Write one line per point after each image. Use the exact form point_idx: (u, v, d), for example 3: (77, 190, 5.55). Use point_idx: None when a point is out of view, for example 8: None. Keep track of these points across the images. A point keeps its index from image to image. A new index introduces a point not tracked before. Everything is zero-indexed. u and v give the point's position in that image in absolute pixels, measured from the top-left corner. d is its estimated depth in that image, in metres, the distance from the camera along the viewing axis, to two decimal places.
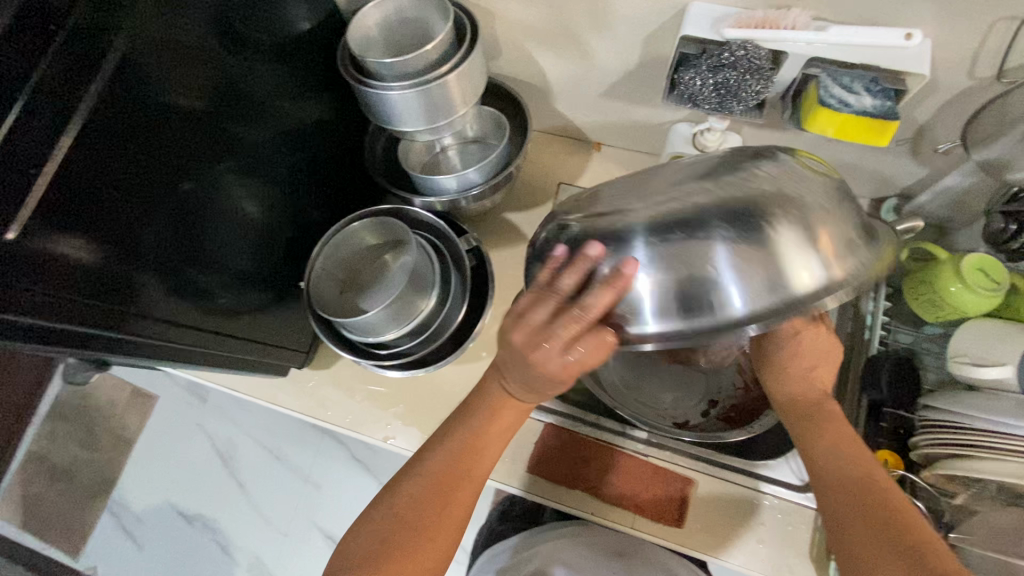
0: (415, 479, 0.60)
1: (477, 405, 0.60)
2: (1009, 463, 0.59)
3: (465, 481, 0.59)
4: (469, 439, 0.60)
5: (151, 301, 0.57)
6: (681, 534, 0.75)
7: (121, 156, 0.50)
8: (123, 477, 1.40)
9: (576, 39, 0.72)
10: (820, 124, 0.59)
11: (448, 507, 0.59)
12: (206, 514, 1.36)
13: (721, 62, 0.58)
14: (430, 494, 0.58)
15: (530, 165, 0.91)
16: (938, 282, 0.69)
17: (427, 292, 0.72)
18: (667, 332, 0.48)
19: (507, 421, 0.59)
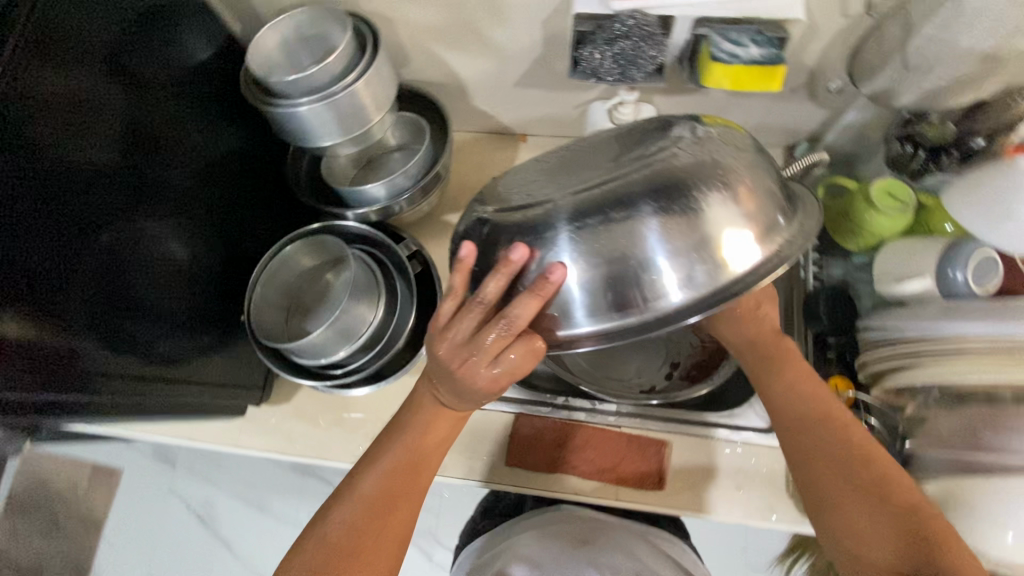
0: (352, 499, 0.56)
1: (412, 419, 0.59)
2: (945, 366, 0.63)
3: (407, 495, 0.57)
4: (408, 451, 0.58)
5: (80, 360, 0.54)
6: (664, 496, 0.77)
7: (23, 213, 0.48)
8: (97, 560, 1.32)
9: (479, 34, 0.73)
10: (716, 79, 0.62)
11: (387, 527, 0.55)
12: None
13: (614, 34, 0.61)
14: (369, 513, 0.55)
15: (460, 165, 0.91)
16: (854, 211, 0.73)
17: (373, 303, 0.72)
18: (596, 316, 0.52)
19: (443, 433, 0.60)
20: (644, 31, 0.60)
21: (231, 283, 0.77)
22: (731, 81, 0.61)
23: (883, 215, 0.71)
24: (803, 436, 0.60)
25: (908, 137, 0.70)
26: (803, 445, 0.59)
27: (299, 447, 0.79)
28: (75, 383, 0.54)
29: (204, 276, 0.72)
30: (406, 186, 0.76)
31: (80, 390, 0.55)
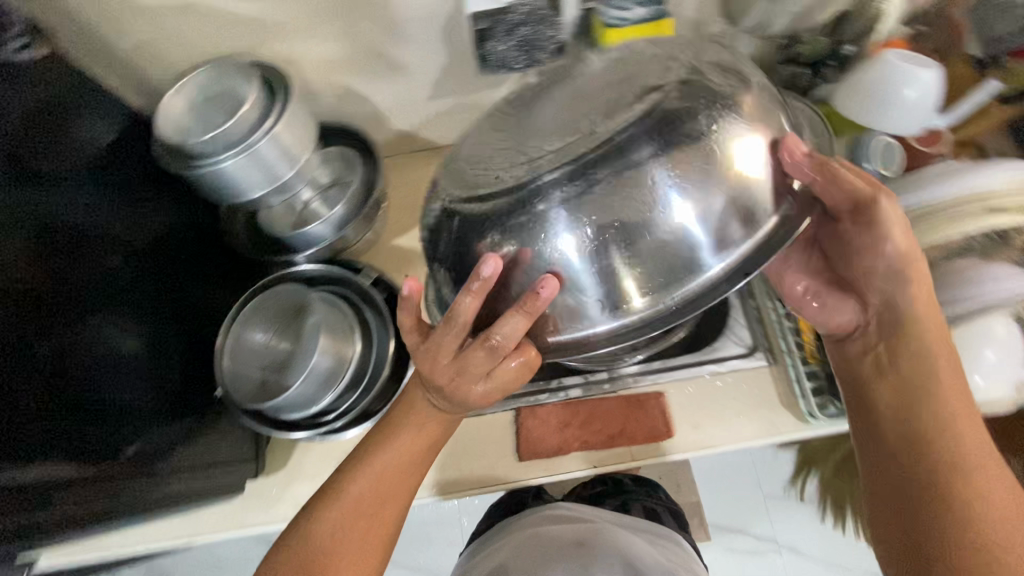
0: (338, 504, 0.57)
1: (405, 427, 0.58)
2: None
3: (392, 496, 0.58)
4: (394, 456, 0.58)
5: (45, 478, 0.50)
6: (676, 443, 0.80)
7: None
8: None
9: (384, 56, 0.75)
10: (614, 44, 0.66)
11: (371, 529, 0.57)
12: None
13: (513, 24, 0.65)
14: (354, 516, 0.57)
15: (397, 188, 0.94)
16: None
17: (350, 338, 0.70)
18: (602, 279, 0.51)
19: (435, 438, 0.59)
20: (538, 15, 0.64)
21: (197, 359, 0.74)
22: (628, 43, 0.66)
23: None
24: (951, 428, 0.54)
25: (791, 59, 0.78)
26: (941, 445, 0.54)
27: None
28: (52, 502, 0.52)
29: (167, 359, 0.69)
30: (349, 218, 0.76)
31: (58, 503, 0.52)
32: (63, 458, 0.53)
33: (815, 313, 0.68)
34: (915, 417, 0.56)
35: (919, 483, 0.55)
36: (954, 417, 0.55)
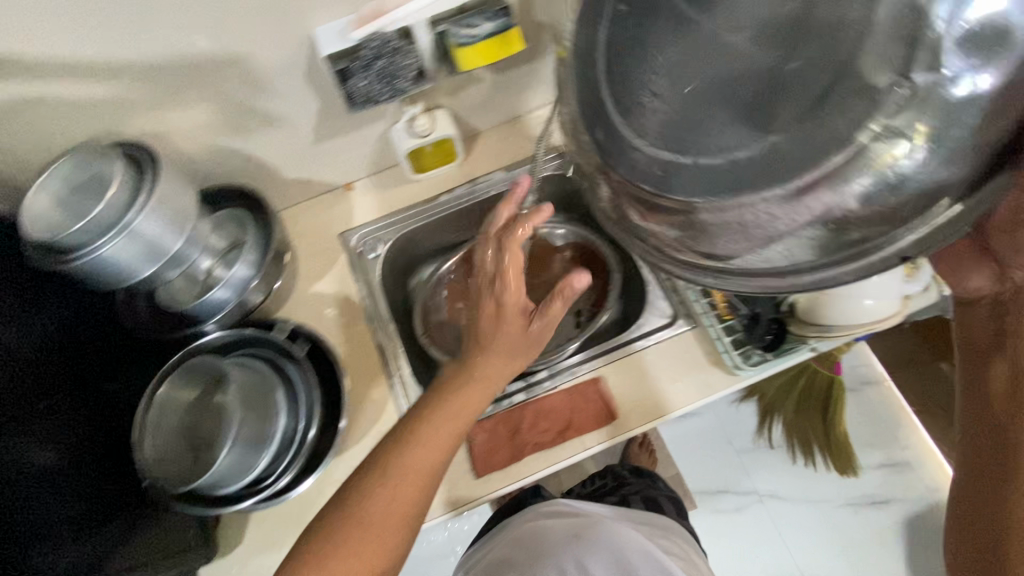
0: (388, 473, 0.61)
1: (481, 372, 0.68)
2: None
3: (429, 470, 0.63)
4: (444, 421, 0.65)
5: None
6: (621, 423, 0.82)
7: None
8: None
9: (251, 111, 0.74)
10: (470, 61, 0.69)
11: (404, 499, 0.61)
12: None
13: (368, 59, 0.65)
14: (398, 487, 0.61)
15: (305, 236, 0.95)
16: None
17: (273, 398, 0.70)
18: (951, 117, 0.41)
19: (461, 420, 0.66)
20: (390, 48, 0.65)
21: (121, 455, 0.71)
22: (482, 56, 0.68)
23: None
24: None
25: None
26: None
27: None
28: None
29: (84, 464, 0.66)
30: (251, 275, 0.76)
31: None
32: None
33: (962, 279, 0.64)
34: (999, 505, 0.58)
35: (998, 497, 0.58)
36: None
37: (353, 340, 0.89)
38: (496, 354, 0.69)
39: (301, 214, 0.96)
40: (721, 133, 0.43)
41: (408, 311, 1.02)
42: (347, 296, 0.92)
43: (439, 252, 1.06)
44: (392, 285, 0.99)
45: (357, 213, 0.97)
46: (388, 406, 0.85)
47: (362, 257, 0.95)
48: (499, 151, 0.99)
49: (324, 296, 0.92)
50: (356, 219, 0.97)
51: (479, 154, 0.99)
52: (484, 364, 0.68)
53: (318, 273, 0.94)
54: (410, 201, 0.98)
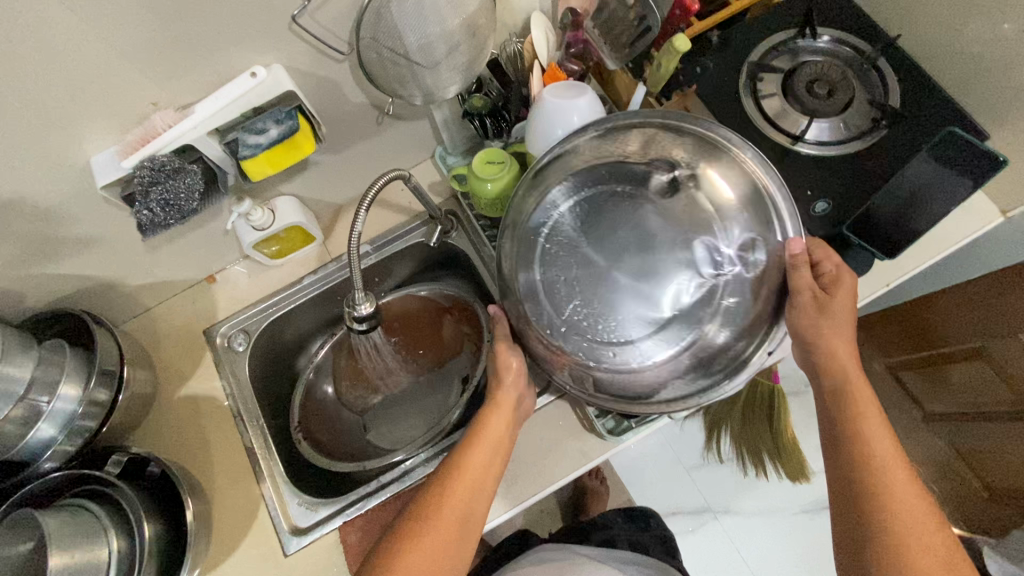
0: (413, 529, 0.65)
1: (499, 407, 0.74)
2: None
3: (445, 543, 0.64)
4: (478, 451, 0.70)
5: None
6: (498, 505, 0.79)
7: None
8: None
9: (58, 238, 0.72)
10: (257, 170, 0.68)
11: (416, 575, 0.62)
12: None
13: (144, 185, 0.62)
14: (430, 534, 0.64)
15: (167, 338, 0.92)
16: (477, 187, 0.80)
17: (101, 539, 0.66)
18: (712, 343, 0.60)
19: (468, 490, 0.68)
20: (166, 168, 0.62)
21: None
22: (270, 165, 0.68)
23: (490, 181, 0.78)
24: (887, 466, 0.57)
25: (470, 115, 0.81)
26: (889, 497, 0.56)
27: None
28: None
29: None
30: (79, 401, 0.73)
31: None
32: None
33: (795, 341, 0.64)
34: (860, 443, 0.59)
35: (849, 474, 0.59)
36: (887, 451, 0.58)
37: (222, 444, 0.86)
38: (496, 406, 0.74)
39: (162, 316, 0.93)
40: (607, 331, 0.59)
41: (290, 399, 0.98)
42: (214, 396, 0.89)
43: (319, 329, 1.03)
44: (266, 375, 0.96)
45: (221, 306, 0.94)
46: (261, 509, 0.82)
47: (228, 353, 0.92)
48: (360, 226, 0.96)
49: (190, 400, 0.89)
50: (219, 313, 0.94)
51: (341, 231, 0.97)
52: (495, 417, 0.72)
53: (182, 376, 0.90)
54: (275, 287, 0.95)
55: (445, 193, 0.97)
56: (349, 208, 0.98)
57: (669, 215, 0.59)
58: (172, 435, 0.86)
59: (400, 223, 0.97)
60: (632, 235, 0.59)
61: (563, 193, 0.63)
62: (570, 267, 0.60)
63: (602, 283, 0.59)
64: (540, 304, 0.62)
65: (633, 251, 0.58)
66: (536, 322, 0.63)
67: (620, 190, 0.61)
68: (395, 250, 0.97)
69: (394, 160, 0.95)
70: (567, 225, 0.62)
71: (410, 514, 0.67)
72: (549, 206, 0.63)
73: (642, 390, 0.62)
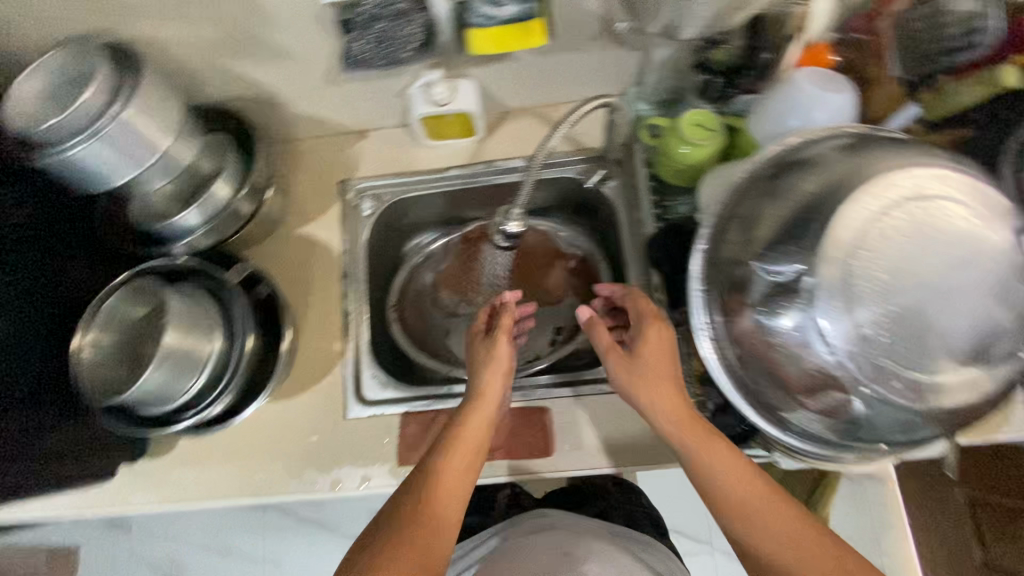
0: (421, 493, 0.62)
1: (488, 398, 0.72)
2: None
3: (438, 515, 0.61)
4: (475, 433, 0.68)
5: None
6: (554, 462, 0.78)
7: None
8: None
9: (259, 39, 0.70)
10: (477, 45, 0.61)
11: (414, 532, 0.58)
12: None
13: (369, 18, 0.59)
14: (442, 503, 0.61)
15: (306, 174, 0.93)
16: (671, 146, 0.73)
17: (206, 335, 0.69)
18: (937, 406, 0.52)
19: (457, 475, 0.64)
20: (393, 9, 0.58)
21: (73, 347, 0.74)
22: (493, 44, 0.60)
23: (693, 147, 0.71)
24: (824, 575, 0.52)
25: (703, 66, 0.72)
26: None
27: (190, 496, 0.81)
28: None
29: (38, 349, 0.69)
30: (226, 203, 0.74)
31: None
32: None
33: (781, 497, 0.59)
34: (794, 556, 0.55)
35: None
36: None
37: (322, 294, 0.88)
38: (475, 412, 0.70)
39: (308, 150, 0.94)
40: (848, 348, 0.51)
41: (391, 276, 1.00)
42: (330, 246, 0.90)
43: (437, 223, 1.01)
44: (380, 247, 0.96)
45: (364, 162, 0.93)
46: (338, 368, 0.86)
47: (354, 212, 0.92)
48: (522, 139, 0.91)
49: (308, 241, 0.90)
50: (358, 169, 0.93)
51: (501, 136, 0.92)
52: (479, 410, 0.70)
53: (309, 214, 0.91)
54: (417, 167, 0.93)
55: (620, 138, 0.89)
56: (519, 115, 0.92)
57: (1012, 275, 0.51)
58: (283, 266, 0.89)
59: (562, 151, 0.91)
60: (934, 266, 0.50)
61: (929, 186, 0.51)
62: (902, 268, 0.49)
63: (922, 300, 0.49)
64: (838, 286, 0.50)
65: (930, 280, 0.49)
66: (816, 301, 0.51)
67: (955, 206, 0.51)
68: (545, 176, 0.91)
69: (585, 83, 0.87)
70: (907, 219, 0.50)
71: (417, 484, 0.63)
72: (900, 183, 0.52)
73: (802, 403, 0.58)
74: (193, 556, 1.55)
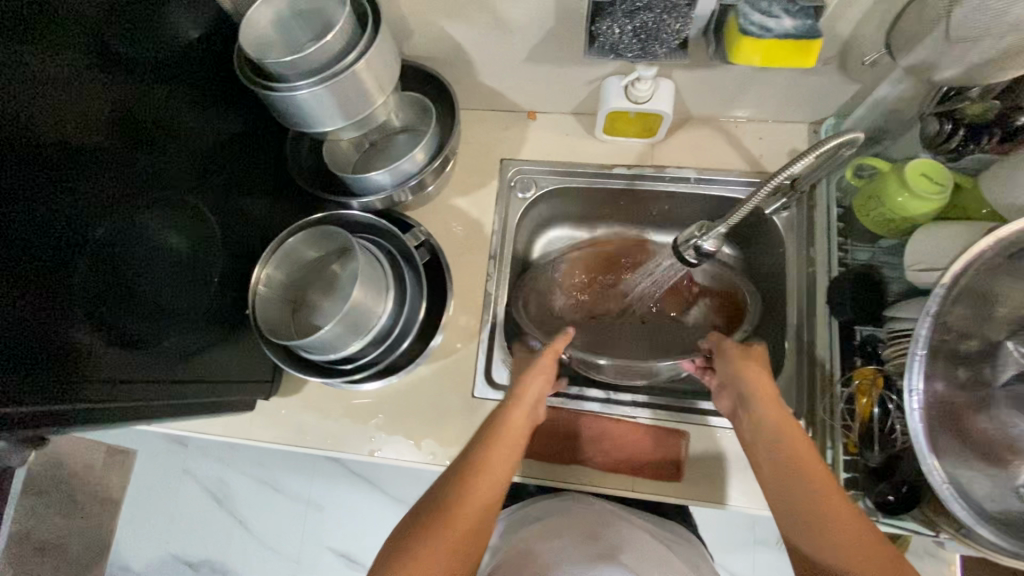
0: (456, 469, 0.65)
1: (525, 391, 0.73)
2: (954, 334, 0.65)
3: (485, 493, 0.63)
4: (513, 424, 0.69)
5: (93, 357, 0.55)
6: (680, 487, 0.77)
7: (43, 221, 0.50)
8: (120, 536, 1.60)
9: (487, 8, 0.69)
10: (744, 54, 0.56)
11: (462, 503, 0.61)
12: (216, 558, 1.59)
13: (635, 6, 0.55)
14: (489, 483, 0.63)
15: (469, 146, 0.92)
16: (885, 194, 0.69)
17: (383, 295, 0.71)
18: None
19: (501, 456, 0.66)
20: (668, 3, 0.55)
21: (235, 273, 0.76)
22: (761, 56, 0.56)
23: (916, 198, 0.66)
24: None
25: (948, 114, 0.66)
26: None
27: (313, 439, 0.83)
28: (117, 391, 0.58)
29: (208, 269, 0.72)
30: (417, 170, 0.74)
31: (117, 390, 0.58)
32: (107, 343, 0.57)
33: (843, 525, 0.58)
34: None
35: None
36: None
37: (468, 270, 0.87)
38: (513, 405, 0.70)
39: (475, 123, 0.92)
40: None
41: (525, 262, 0.98)
42: (482, 223, 0.89)
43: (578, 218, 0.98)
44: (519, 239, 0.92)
45: (528, 145, 0.91)
46: (472, 345, 0.85)
47: (510, 193, 0.91)
48: (697, 151, 0.88)
49: (461, 213, 0.89)
50: (522, 150, 0.91)
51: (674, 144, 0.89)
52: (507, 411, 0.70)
53: (465, 187, 0.90)
54: (583, 159, 0.90)
55: None
56: (697, 125, 0.89)
57: None
58: (433, 235, 0.88)
59: (737, 170, 0.87)
60: None
61: None
62: None
63: None
64: None
65: None
66: None
67: None
68: (712, 193, 0.87)
69: (781, 105, 0.83)
70: None
71: (469, 453, 0.66)
72: None
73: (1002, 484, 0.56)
74: (238, 477, 1.59)
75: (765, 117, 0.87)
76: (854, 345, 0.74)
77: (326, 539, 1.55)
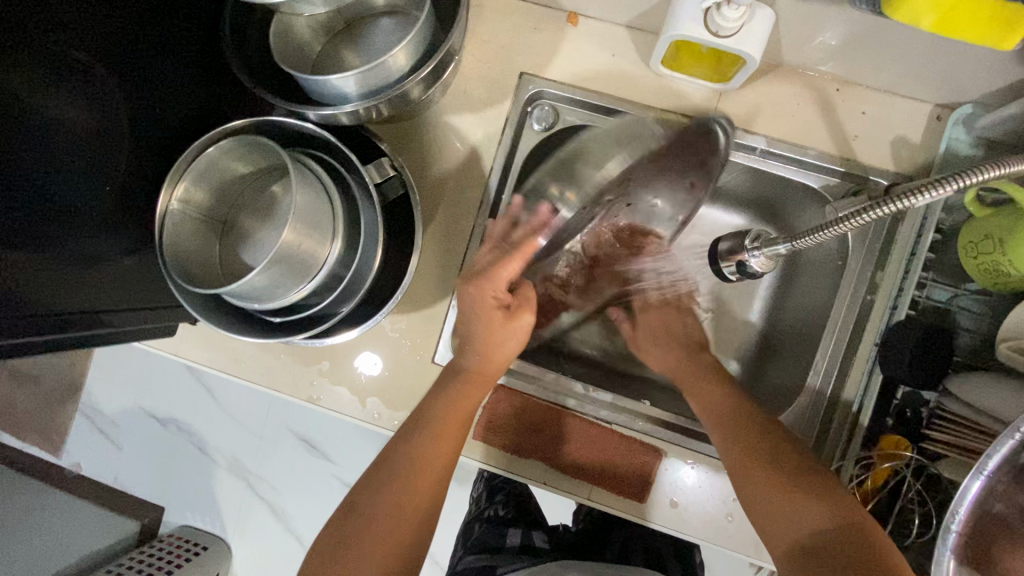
0: (395, 457, 0.61)
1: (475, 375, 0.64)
2: (998, 409, 0.52)
3: (452, 432, 0.62)
4: (445, 431, 0.62)
5: None
6: (643, 508, 0.68)
7: None
8: (89, 382, 1.34)
9: None
10: (914, 6, 0.38)
11: (431, 443, 0.61)
12: (178, 416, 1.34)
13: None
14: (409, 493, 0.60)
15: (484, 46, 0.70)
16: (1008, 240, 0.51)
17: (331, 237, 0.55)
18: None
19: (465, 408, 0.63)
20: None
21: (155, 167, 0.59)
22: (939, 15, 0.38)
23: None
24: (761, 510, 0.54)
25: None
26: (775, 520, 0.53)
27: (248, 372, 0.72)
28: None
29: (117, 158, 0.55)
30: (398, 79, 0.54)
31: None
32: None
33: (721, 420, 0.61)
34: (749, 490, 0.55)
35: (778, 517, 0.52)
36: (762, 511, 0.54)
37: (453, 210, 0.71)
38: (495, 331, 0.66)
39: (499, 14, 0.70)
40: None
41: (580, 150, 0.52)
42: (482, 153, 0.70)
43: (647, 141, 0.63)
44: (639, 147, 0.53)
45: (561, 59, 0.69)
46: (443, 302, 0.71)
47: (524, 119, 0.70)
48: (777, 111, 0.67)
49: (456, 136, 0.70)
50: (551, 64, 0.69)
51: (750, 94, 0.67)
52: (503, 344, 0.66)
53: (469, 101, 0.70)
54: (626, 93, 0.69)
55: (905, 166, 0.65)
56: (786, 75, 0.67)
57: None
58: (418, 156, 0.70)
59: (818, 148, 0.66)
60: None
61: None
62: None
63: None
64: None
65: None
66: None
67: None
68: (777, 170, 0.68)
69: (907, 73, 0.61)
70: None
71: (429, 404, 0.63)
72: None
73: None
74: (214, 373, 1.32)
75: (879, 83, 0.64)
76: (890, 404, 0.62)
77: (291, 419, 1.33)
